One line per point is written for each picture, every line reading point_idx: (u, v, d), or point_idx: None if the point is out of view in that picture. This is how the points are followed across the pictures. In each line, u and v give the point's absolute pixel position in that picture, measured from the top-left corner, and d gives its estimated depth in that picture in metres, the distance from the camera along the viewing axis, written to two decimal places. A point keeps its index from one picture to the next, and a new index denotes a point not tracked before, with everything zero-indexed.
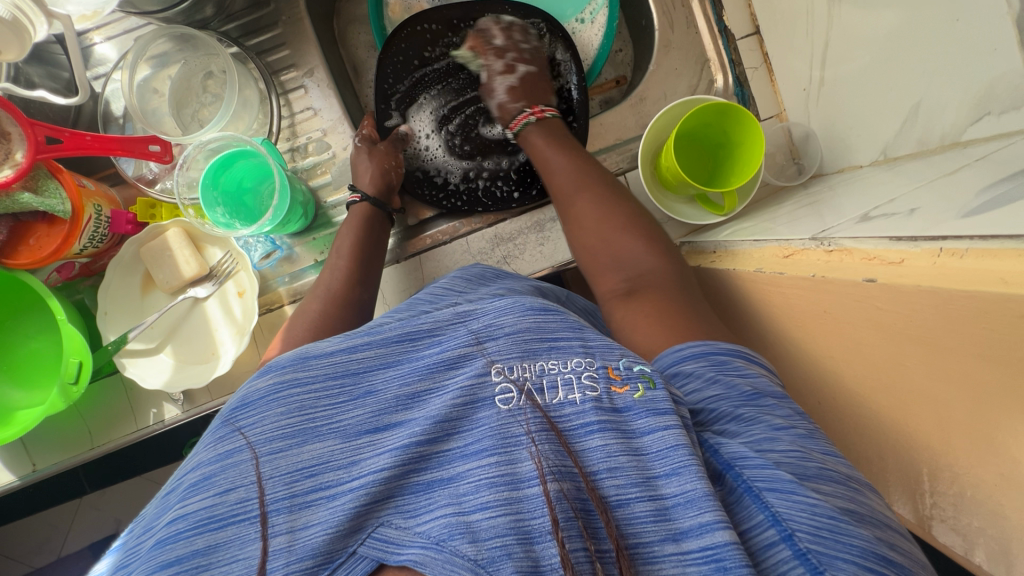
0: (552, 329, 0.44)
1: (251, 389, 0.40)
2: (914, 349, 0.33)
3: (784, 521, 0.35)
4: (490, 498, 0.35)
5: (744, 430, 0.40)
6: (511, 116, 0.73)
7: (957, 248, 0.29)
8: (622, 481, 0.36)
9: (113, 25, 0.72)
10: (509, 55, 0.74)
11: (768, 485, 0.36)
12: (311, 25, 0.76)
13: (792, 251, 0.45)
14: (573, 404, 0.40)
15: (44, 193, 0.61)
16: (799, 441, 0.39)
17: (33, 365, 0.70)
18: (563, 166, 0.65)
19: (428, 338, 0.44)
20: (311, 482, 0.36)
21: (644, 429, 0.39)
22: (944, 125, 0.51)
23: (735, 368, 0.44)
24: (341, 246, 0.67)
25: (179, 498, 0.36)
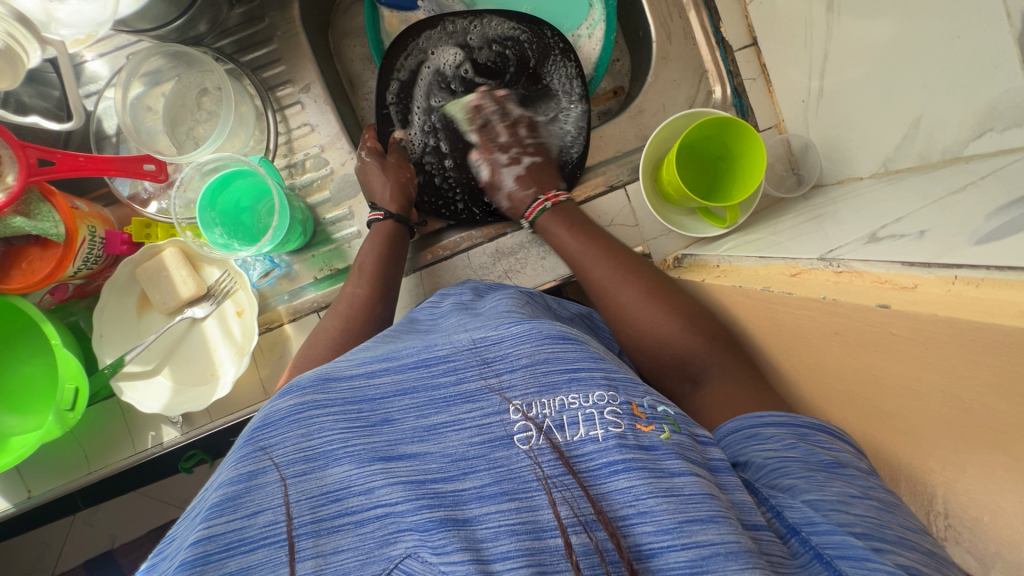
0: (570, 359, 0.44)
1: (273, 410, 0.40)
2: (929, 375, 0.33)
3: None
4: (511, 548, 0.34)
5: (817, 489, 0.39)
6: (523, 206, 0.73)
7: (973, 277, 0.29)
8: (653, 528, 0.35)
9: (105, 42, 0.71)
10: (513, 150, 0.76)
11: (840, 552, 0.35)
12: (307, 40, 0.75)
13: (799, 269, 0.45)
14: (595, 441, 0.39)
15: (37, 217, 0.60)
16: (875, 509, 0.38)
17: (26, 390, 0.68)
18: (584, 256, 0.64)
19: (443, 363, 0.44)
20: (336, 506, 0.36)
21: (675, 470, 0.38)
22: (946, 140, 0.51)
23: (818, 441, 0.43)
24: (360, 268, 0.66)
25: (204, 518, 0.35)
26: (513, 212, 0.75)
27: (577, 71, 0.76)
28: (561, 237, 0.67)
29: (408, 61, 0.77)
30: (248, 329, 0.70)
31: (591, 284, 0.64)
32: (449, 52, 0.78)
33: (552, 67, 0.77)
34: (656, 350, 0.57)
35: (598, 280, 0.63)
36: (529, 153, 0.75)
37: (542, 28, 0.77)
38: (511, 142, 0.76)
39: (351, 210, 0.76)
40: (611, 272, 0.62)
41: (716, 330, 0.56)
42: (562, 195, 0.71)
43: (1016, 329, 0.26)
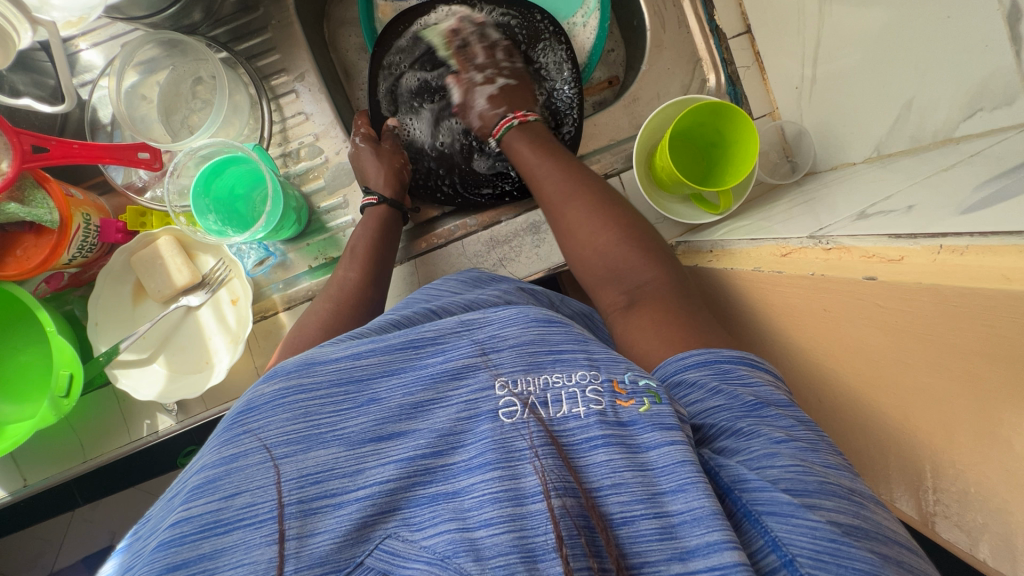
0: (555, 341, 0.44)
1: (256, 394, 0.40)
2: (916, 347, 0.33)
3: (785, 546, 0.32)
4: (494, 514, 0.34)
5: (742, 446, 0.38)
6: (491, 122, 0.72)
7: (957, 245, 0.29)
8: (626, 498, 0.35)
9: (99, 32, 0.71)
10: (488, 71, 0.74)
11: (768, 508, 0.34)
12: (302, 29, 0.75)
13: (790, 249, 0.45)
14: (577, 418, 0.39)
15: (32, 203, 0.60)
16: (799, 454, 0.37)
17: (20, 379, 0.68)
18: (551, 175, 0.64)
19: (431, 345, 0.44)
20: (317, 488, 0.35)
21: (650, 444, 0.37)
22: (937, 121, 0.51)
23: (739, 377, 0.43)
24: (352, 254, 0.66)
25: (185, 500, 0.35)
26: (481, 130, 0.74)
27: (567, 55, 0.77)
28: (523, 152, 0.67)
29: (398, 46, 0.77)
30: (243, 317, 0.70)
31: (541, 200, 0.65)
32: (439, 37, 0.78)
33: (542, 50, 0.78)
34: (601, 277, 0.58)
35: (549, 197, 0.63)
36: (503, 75, 0.74)
37: (532, 11, 0.77)
38: (488, 65, 0.75)
39: (345, 199, 0.76)
40: (561, 193, 0.63)
41: (661, 257, 0.57)
42: (530, 114, 0.71)
43: (999, 293, 0.26)
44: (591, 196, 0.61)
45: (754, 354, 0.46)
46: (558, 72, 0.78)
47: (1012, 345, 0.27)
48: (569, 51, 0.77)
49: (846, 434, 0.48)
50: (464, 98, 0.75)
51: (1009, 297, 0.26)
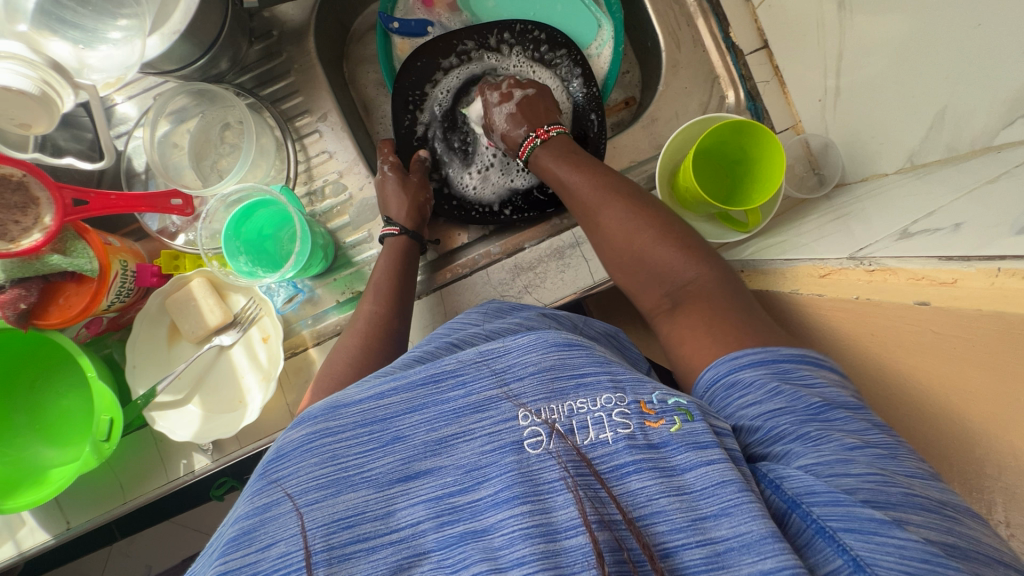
0: (577, 365, 0.42)
1: (285, 440, 0.39)
2: (984, 374, 0.31)
3: (868, 567, 0.31)
4: (526, 552, 0.33)
5: (813, 450, 0.38)
6: (516, 143, 0.72)
7: (1019, 268, 0.28)
8: (668, 527, 0.34)
9: (133, 85, 0.74)
10: (505, 86, 0.74)
11: (845, 525, 0.33)
12: (323, 71, 0.77)
13: (828, 270, 0.44)
14: (606, 444, 0.38)
15: (73, 254, 0.63)
16: (876, 463, 0.36)
17: (64, 422, 0.71)
18: (580, 185, 0.65)
19: (451, 377, 0.41)
20: (348, 534, 0.35)
21: (685, 465, 0.37)
22: (974, 129, 0.49)
23: (798, 377, 0.43)
24: (374, 286, 0.66)
25: (221, 554, 0.34)
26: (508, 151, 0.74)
27: (582, 72, 0.77)
28: (551, 168, 0.69)
29: (430, 77, 0.78)
30: (274, 355, 0.72)
31: (576, 209, 0.66)
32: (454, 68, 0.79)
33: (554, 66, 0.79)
34: (643, 281, 0.59)
35: (583, 203, 0.64)
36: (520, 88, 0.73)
37: (536, 31, 0.78)
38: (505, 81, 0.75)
39: (370, 233, 0.77)
40: (596, 198, 0.64)
41: (701, 252, 0.58)
42: (554, 129, 0.71)
43: None
44: (626, 198, 0.63)
45: (815, 353, 0.46)
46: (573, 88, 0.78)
47: None
48: (584, 67, 0.77)
49: None
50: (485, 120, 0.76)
51: None
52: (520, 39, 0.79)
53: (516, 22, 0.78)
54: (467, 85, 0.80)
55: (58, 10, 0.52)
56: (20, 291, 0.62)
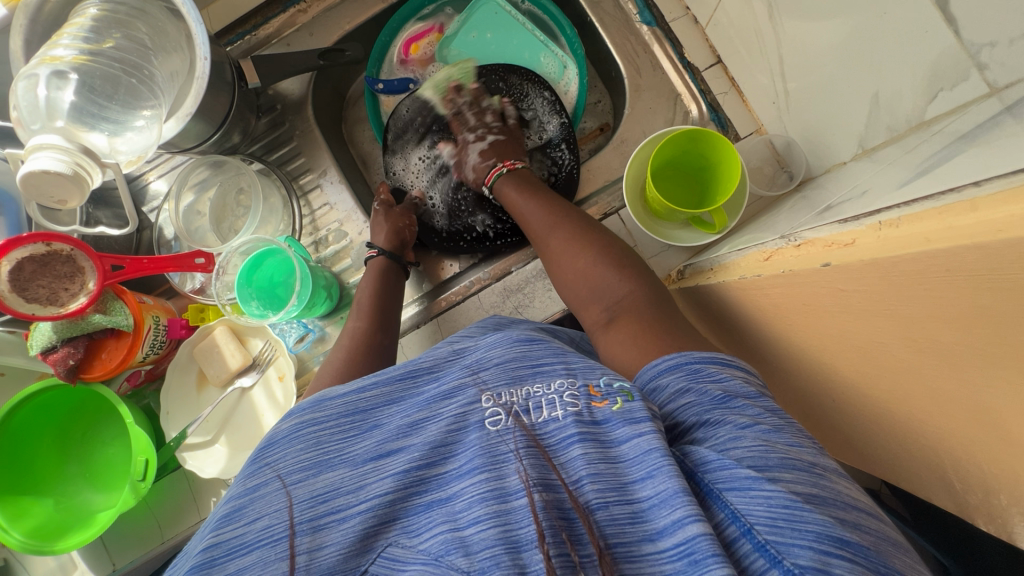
0: (536, 357, 0.49)
1: (276, 431, 0.47)
2: (883, 322, 0.32)
3: (743, 517, 0.35)
4: (481, 513, 0.38)
5: (710, 434, 0.41)
6: (484, 174, 0.78)
7: (892, 218, 0.30)
8: (602, 487, 0.38)
9: (162, 165, 0.85)
10: (483, 131, 0.80)
11: (727, 485, 0.37)
12: (321, 133, 0.87)
13: (769, 252, 0.46)
14: (556, 420, 0.44)
15: (112, 312, 0.71)
16: (763, 436, 0.39)
17: (108, 469, 0.78)
18: (535, 214, 0.70)
19: (427, 374, 0.51)
20: (327, 506, 0.41)
21: (622, 438, 0.41)
22: (906, 108, 0.51)
23: (709, 373, 0.45)
24: (359, 307, 0.72)
25: (214, 527, 0.41)
26: (476, 181, 0.79)
27: (554, 101, 0.83)
28: (512, 199, 0.73)
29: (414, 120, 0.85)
30: (290, 393, 0.77)
31: (530, 237, 0.70)
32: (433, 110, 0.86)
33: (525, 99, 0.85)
34: (585, 297, 0.62)
35: (534, 227, 0.69)
36: (493, 132, 0.80)
37: (510, 73, 0.85)
38: (482, 124, 0.81)
39: None
40: (547, 223, 0.68)
41: (634, 271, 0.61)
42: (519, 162, 0.76)
43: (921, 254, 0.27)
44: (573, 224, 0.67)
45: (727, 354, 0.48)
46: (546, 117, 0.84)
47: (951, 306, 0.27)
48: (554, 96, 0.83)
49: (873, 434, 0.45)
50: (459, 153, 0.82)
51: (929, 257, 0.26)
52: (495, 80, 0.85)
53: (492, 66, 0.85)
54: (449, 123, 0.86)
55: (91, 107, 0.62)
56: (69, 349, 0.71)
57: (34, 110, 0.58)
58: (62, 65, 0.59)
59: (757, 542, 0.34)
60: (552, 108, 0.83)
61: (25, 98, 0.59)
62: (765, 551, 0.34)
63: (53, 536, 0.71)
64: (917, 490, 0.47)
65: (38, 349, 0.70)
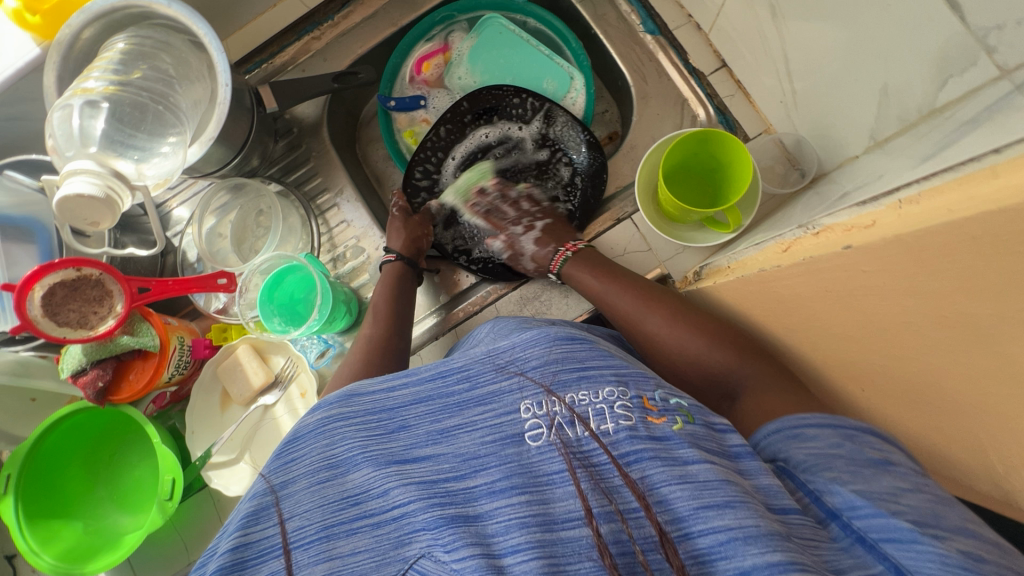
0: (582, 360, 0.49)
1: (302, 425, 0.46)
2: (911, 301, 0.32)
3: (909, 572, 0.36)
4: (522, 540, 0.38)
5: (861, 482, 0.42)
6: (546, 261, 0.76)
7: (912, 195, 0.30)
8: (674, 514, 0.39)
9: (183, 191, 0.88)
10: (528, 220, 0.81)
11: (885, 536, 0.38)
12: (337, 154, 0.89)
13: (787, 244, 0.45)
14: (609, 434, 0.44)
15: (140, 333, 0.73)
16: (930, 501, 0.40)
17: (136, 491, 0.79)
18: (625, 300, 0.65)
19: (459, 374, 0.49)
20: (355, 509, 0.41)
21: (689, 458, 0.42)
22: (916, 97, 0.52)
23: (866, 441, 0.44)
24: (374, 310, 0.72)
25: (241, 526, 0.41)
26: (536, 270, 0.78)
27: (530, 96, 0.82)
28: (592, 286, 0.69)
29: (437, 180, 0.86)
30: None
31: (620, 322, 0.66)
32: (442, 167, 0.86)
33: (509, 110, 0.84)
34: (699, 383, 0.59)
35: (624, 312, 0.65)
36: (540, 217, 0.81)
37: (478, 91, 0.83)
38: (522, 215, 0.82)
39: None
40: (639, 302, 0.64)
41: (752, 350, 0.56)
42: (581, 244, 0.74)
43: (947, 224, 0.27)
44: (669, 304, 0.63)
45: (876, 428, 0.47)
46: (534, 113, 0.84)
47: (977, 275, 0.27)
48: (527, 91, 0.82)
49: (903, 420, 0.46)
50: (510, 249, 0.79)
51: (955, 228, 0.27)
52: (473, 110, 0.84)
53: (459, 101, 0.83)
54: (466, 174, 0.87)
55: (120, 135, 0.65)
56: (98, 371, 0.73)
57: (69, 138, 0.61)
58: (94, 95, 0.61)
59: None
60: (533, 105, 0.83)
61: (60, 127, 0.61)
62: None
63: (83, 558, 0.72)
64: (953, 475, 0.46)
65: (69, 372, 0.72)
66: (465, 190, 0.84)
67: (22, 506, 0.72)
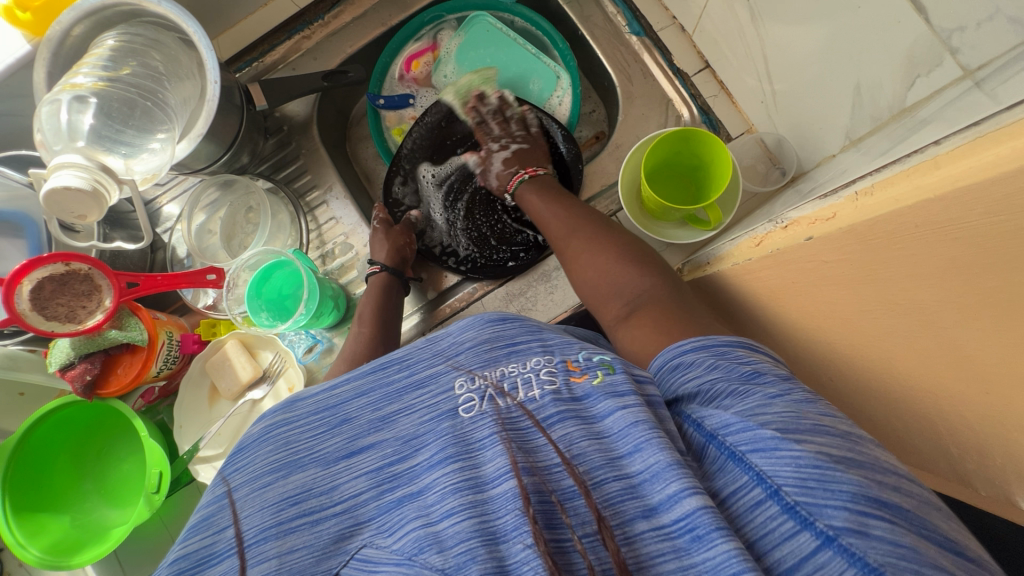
0: (511, 338, 0.51)
1: (246, 437, 0.47)
2: (867, 289, 0.33)
3: (770, 478, 0.35)
4: (455, 504, 0.38)
5: (737, 400, 0.40)
6: (506, 180, 0.80)
7: (867, 187, 0.30)
8: (592, 465, 0.39)
9: (174, 188, 0.89)
10: (504, 143, 0.82)
11: (751, 447, 0.36)
12: (327, 151, 0.90)
13: (760, 238, 0.45)
14: (535, 399, 0.45)
15: (127, 328, 0.73)
16: (792, 404, 0.38)
17: (123, 485, 0.79)
18: (557, 215, 0.71)
19: (399, 363, 0.51)
20: (295, 508, 0.40)
21: (604, 412, 0.43)
22: (887, 97, 0.53)
23: (735, 355, 0.45)
24: (359, 317, 0.73)
25: (182, 541, 0.40)
26: (499, 188, 0.81)
27: (517, 102, 0.85)
28: (534, 203, 0.74)
29: (417, 172, 0.86)
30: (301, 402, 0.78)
31: (549, 238, 0.72)
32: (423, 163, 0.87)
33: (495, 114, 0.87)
34: (605, 296, 0.62)
35: (555, 227, 0.71)
36: (516, 141, 0.81)
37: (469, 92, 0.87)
38: (503, 136, 0.82)
39: None
40: (567, 227, 0.69)
41: (657, 270, 0.61)
42: (541, 170, 0.79)
43: (894, 213, 0.28)
44: (593, 228, 0.68)
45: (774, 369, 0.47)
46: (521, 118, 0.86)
47: (924, 262, 0.29)
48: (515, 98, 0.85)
49: (872, 410, 0.47)
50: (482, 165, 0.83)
51: (902, 216, 0.28)
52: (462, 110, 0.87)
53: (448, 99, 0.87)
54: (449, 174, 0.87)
55: (108, 130, 0.65)
56: (86, 365, 0.73)
57: (57, 133, 0.63)
58: (82, 90, 0.62)
59: (785, 504, 0.34)
60: (517, 118, 0.84)
61: (49, 122, 0.63)
62: (794, 513, 0.33)
63: (70, 550, 0.72)
64: (919, 464, 0.47)
65: (56, 366, 0.72)
66: (465, 93, 0.85)
67: (8, 500, 0.72)
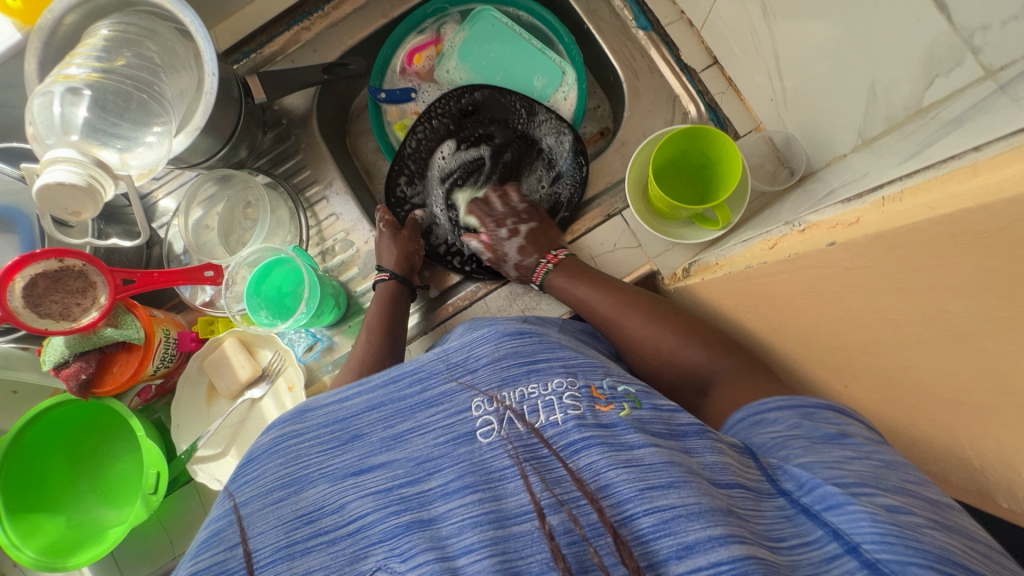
0: (531, 356, 0.50)
1: (255, 446, 0.47)
2: (892, 297, 0.32)
3: (846, 535, 0.36)
4: (475, 539, 0.38)
5: (812, 454, 0.42)
6: (528, 270, 0.75)
7: (892, 192, 0.31)
8: (622, 497, 0.38)
9: (170, 182, 0.87)
10: (508, 222, 0.78)
11: (824, 503, 0.38)
12: (326, 146, 0.88)
13: (774, 240, 0.45)
14: (557, 424, 0.44)
15: (124, 325, 0.72)
16: (877, 467, 0.40)
17: (119, 485, 0.78)
18: (602, 304, 0.67)
19: (410, 377, 0.51)
20: (310, 527, 0.41)
21: (635, 443, 0.42)
22: (903, 96, 0.52)
23: (822, 417, 0.46)
24: (366, 326, 0.72)
25: (191, 556, 0.40)
26: (520, 278, 0.77)
27: (524, 100, 0.83)
28: (569, 289, 0.71)
29: (426, 166, 0.85)
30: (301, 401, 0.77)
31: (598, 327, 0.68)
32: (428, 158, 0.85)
33: (501, 110, 0.85)
34: (669, 386, 0.63)
35: (602, 315, 0.67)
36: (524, 222, 0.77)
37: (476, 89, 0.84)
38: (505, 214, 0.79)
39: None
40: (617, 305, 0.67)
41: (723, 345, 0.59)
42: (561, 253, 0.74)
43: (929, 222, 0.27)
44: (646, 304, 0.66)
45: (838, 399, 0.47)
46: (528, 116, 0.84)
47: (956, 273, 0.28)
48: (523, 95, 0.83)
49: (883, 415, 0.46)
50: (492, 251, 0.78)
51: (938, 225, 0.27)
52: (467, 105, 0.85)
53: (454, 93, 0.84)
54: (454, 171, 0.85)
55: (103, 124, 0.63)
56: (81, 363, 0.72)
57: (50, 126, 0.60)
58: (76, 82, 0.60)
59: (864, 559, 0.34)
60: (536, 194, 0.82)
61: (42, 114, 0.60)
62: (873, 568, 0.34)
63: (66, 551, 0.71)
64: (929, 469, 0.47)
65: (51, 365, 0.70)
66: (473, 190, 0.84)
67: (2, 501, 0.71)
